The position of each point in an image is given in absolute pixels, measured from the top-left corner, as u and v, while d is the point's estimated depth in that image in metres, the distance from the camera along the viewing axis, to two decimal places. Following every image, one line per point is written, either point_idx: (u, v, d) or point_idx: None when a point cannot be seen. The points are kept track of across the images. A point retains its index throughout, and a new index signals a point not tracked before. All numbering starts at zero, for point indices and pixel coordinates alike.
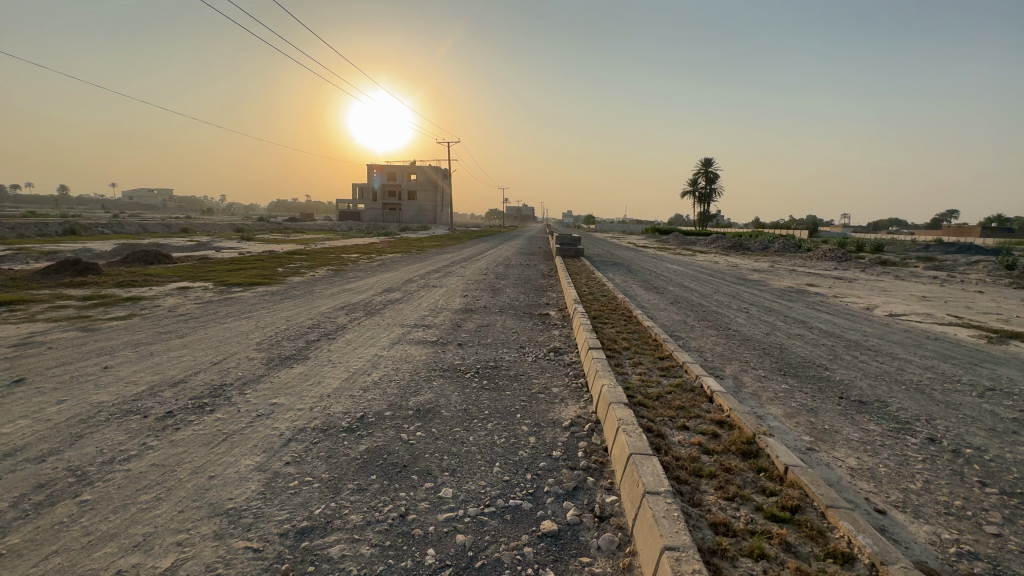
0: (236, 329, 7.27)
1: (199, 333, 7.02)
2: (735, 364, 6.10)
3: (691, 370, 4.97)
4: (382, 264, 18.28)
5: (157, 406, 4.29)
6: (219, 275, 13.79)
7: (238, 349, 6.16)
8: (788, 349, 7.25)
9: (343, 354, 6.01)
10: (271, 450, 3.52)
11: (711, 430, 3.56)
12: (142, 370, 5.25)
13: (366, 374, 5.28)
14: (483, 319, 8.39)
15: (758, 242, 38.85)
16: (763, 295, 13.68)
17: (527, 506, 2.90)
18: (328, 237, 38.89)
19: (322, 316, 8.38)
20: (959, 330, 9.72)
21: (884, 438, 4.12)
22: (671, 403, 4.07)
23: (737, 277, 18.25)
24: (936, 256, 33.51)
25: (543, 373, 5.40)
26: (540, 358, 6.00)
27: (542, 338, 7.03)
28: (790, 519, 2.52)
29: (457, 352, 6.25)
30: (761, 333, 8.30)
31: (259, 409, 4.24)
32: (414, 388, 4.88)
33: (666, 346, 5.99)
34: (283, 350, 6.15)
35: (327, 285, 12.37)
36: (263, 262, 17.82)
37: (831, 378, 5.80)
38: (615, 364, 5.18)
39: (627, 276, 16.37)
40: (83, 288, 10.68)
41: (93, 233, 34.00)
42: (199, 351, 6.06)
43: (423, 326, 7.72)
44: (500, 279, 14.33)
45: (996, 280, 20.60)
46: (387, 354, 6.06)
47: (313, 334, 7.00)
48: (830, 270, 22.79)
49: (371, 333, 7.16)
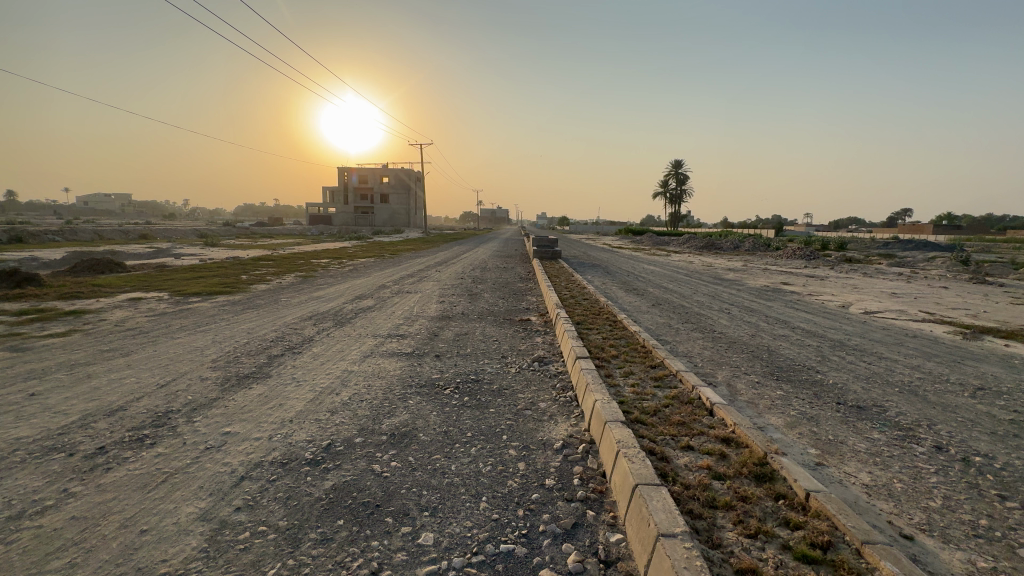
0: (191, 345, 6.63)
1: (148, 350, 6.36)
2: (726, 370, 5.86)
3: (685, 380, 4.67)
4: (353, 270, 17.60)
5: (87, 440, 3.70)
6: (176, 284, 12.92)
7: (190, 368, 5.56)
8: (776, 351, 7.07)
9: (310, 371, 5.49)
10: (220, 493, 3.03)
11: (718, 450, 3.25)
12: (74, 396, 4.63)
13: (335, 393, 4.80)
14: (462, 327, 7.92)
15: (730, 241, 39.50)
16: (741, 294, 13.64)
17: (522, 552, 2.51)
18: (295, 242, 37.78)
19: (287, 327, 7.78)
20: (935, 326, 9.80)
21: (891, 449, 3.90)
22: (670, 420, 3.75)
23: (713, 277, 18.32)
24: (896, 253, 34.78)
25: (529, 386, 5.02)
26: (525, 369, 5.62)
27: (524, 347, 6.65)
28: (823, 559, 2.21)
29: (435, 365, 5.81)
30: (746, 335, 8.12)
31: (209, 441, 3.70)
32: (388, 407, 4.43)
33: (656, 353, 5.70)
34: (241, 368, 5.58)
35: (294, 293, 11.69)
36: (226, 270, 16.89)
37: (824, 382, 5.62)
38: (605, 375, 4.84)
39: (605, 278, 16.19)
40: (19, 301, 9.74)
41: (42, 240, 32.03)
42: (145, 371, 5.44)
43: (398, 336, 7.23)
44: (477, 283, 13.91)
45: (956, 275, 21.43)
46: (358, 370, 5.56)
47: (276, 348, 6.42)
48: (800, 268, 23.18)
49: (341, 345, 6.63)
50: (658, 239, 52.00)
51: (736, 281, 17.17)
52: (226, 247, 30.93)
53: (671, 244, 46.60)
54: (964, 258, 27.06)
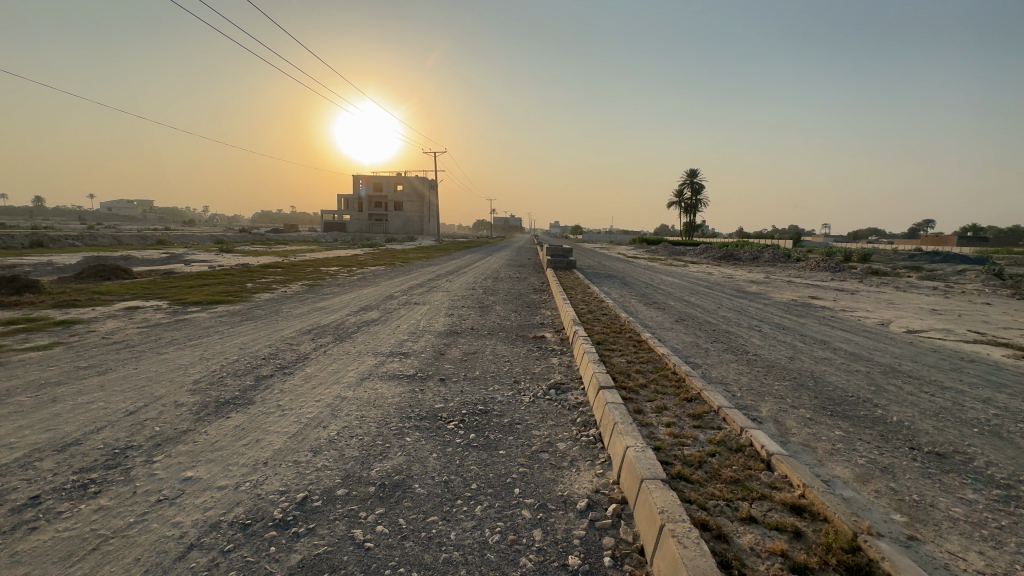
0: (174, 363, 6.05)
1: (128, 368, 5.81)
2: (770, 402, 5.13)
3: (730, 418, 3.96)
4: (362, 279, 17.03)
5: (21, 488, 3.10)
6: (178, 292, 12.50)
7: (167, 391, 4.98)
8: (823, 378, 6.28)
9: (300, 397, 4.89)
10: (158, 570, 2.41)
11: (790, 524, 2.55)
12: (28, 426, 4.06)
13: (322, 427, 4.16)
14: (470, 345, 7.28)
15: (749, 252, 38.46)
16: (769, 309, 12.79)
17: None
18: (308, 249, 37.77)
19: (284, 343, 7.22)
20: (991, 349, 8.89)
21: (998, 515, 3.14)
22: (721, 476, 3.05)
23: (736, 290, 17.42)
24: (924, 265, 33.53)
25: (545, 422, 4.33)
26: (540, 398, 4.95)
27: (539, 370, 5.96)
28: None
29: (438, 391, 5.16)
30: (784, 358, 7.34)
31: (162, 492, 3.09)
32: (382, 446, 3.80)
33: (690, 383, 4.99)
34: (224, 391, 5.01)
35: (297, 304, 11.15)
36: (232, 277, 16.50)
37: (887, 419, 4.83)
38: (634, 410, 4.15)
39: (623, 289, 15.48)
40: (13, 309, 9.37)
41: (62, 245, 32.38)
42: (116, 395, 4.87)
43: (400, 355, 6.59)
44: (488, 294, 13.28)
45: (993, 291, 20.27)
46: (351, 397, 4.92)
47: (265, 368, 5.83)
48: (827, 282, 22.11)
49: (337, 366, 6.01)
50: (674, 249, 50.92)
51: (761, 295, 16.24)
52: (238, 254, 30.69)
53: (687, 254, 45.56)
54: (998, 271, 25.78)
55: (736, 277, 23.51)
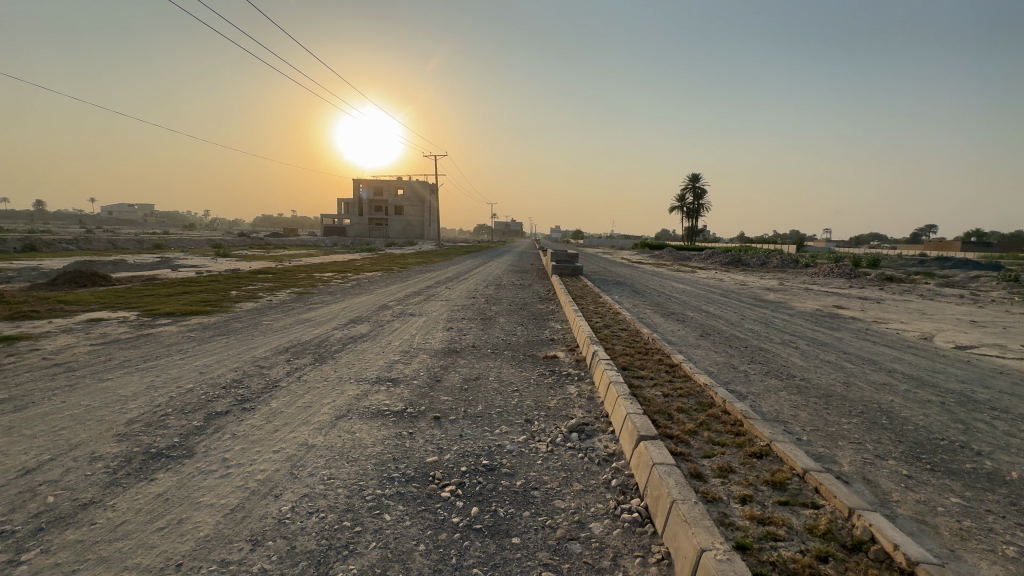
0: (113, 394, 4.99)
1: (55, 401, 4.76)
2: (851, 451, 4.06)
3: (826, 491, 2.89)
4: (355, 286, 15.96)
5: None
6: (152, 301, 11.44)
7: (87, 438, 3.91)
8: (897, 412, 5.20)
9: (254, 447, 3.81)
10: None
11: None
12: None
13: (275, 496, 3.10)
14: (472, 368, 6.23)
15: (757, 257, 37.22)
16: (797, 321, 11.73)
17: None
18: (303, 253, 36.75)
19: (252, 366, 6.13)
20: None
21: None
22: None
23: (754, 298, 16.37)
24: (938, 271, 32.59)
25: (571, 487, 3.27)
26: (561, 447, 3.89)
27: (554, 403, 4.90)
28: None
29: (432, 435, 4.11)
30: (839, 384, 6.26)
31: None
32: (351, 533, 2.73)
33: (750, 428, 3.93)
34: (160, 438, 3.94)
35: (280, 315, 10.08)
36: (217, 284, 15.44)
37: (1006, 477, 3.75)
38: (693, 475, 3.10)
39: (635, 298, 14.42)
40: None
41: (53, 248, 31.40)
42: (21, 442, 3.82)
43: (388, 382, 5.52)
44: (491, 304, 12.24)
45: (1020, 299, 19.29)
46: (320, 446, 3.85)
47: (221, 402, 4.76)
48: (846, 289, 20.99)
49: (311, 398, 4.95)
50: (678, 254, 49.50)
51: (782, 304, 15.15)
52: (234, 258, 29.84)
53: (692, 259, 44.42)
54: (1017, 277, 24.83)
55: (749, 284, 22.40)
